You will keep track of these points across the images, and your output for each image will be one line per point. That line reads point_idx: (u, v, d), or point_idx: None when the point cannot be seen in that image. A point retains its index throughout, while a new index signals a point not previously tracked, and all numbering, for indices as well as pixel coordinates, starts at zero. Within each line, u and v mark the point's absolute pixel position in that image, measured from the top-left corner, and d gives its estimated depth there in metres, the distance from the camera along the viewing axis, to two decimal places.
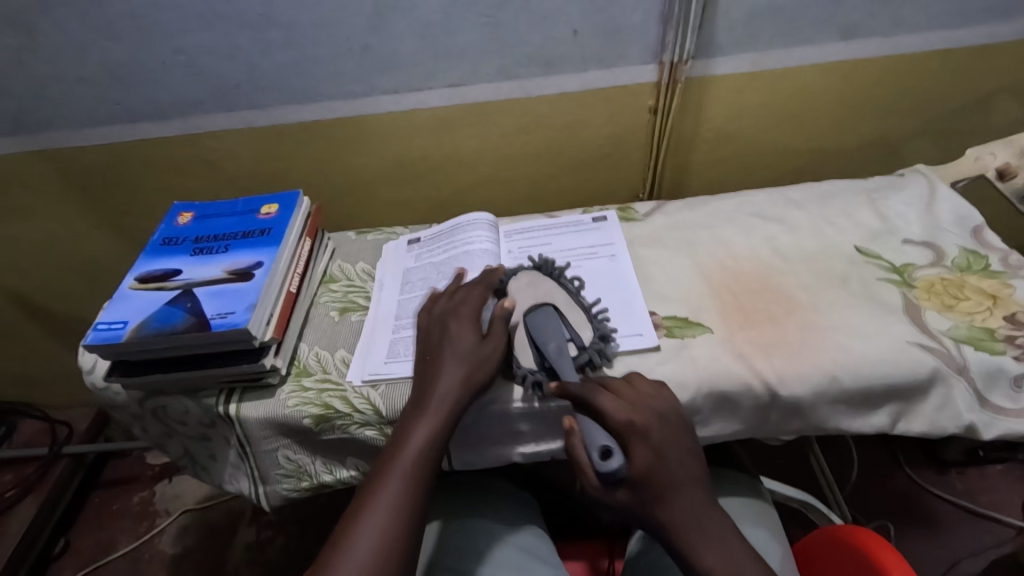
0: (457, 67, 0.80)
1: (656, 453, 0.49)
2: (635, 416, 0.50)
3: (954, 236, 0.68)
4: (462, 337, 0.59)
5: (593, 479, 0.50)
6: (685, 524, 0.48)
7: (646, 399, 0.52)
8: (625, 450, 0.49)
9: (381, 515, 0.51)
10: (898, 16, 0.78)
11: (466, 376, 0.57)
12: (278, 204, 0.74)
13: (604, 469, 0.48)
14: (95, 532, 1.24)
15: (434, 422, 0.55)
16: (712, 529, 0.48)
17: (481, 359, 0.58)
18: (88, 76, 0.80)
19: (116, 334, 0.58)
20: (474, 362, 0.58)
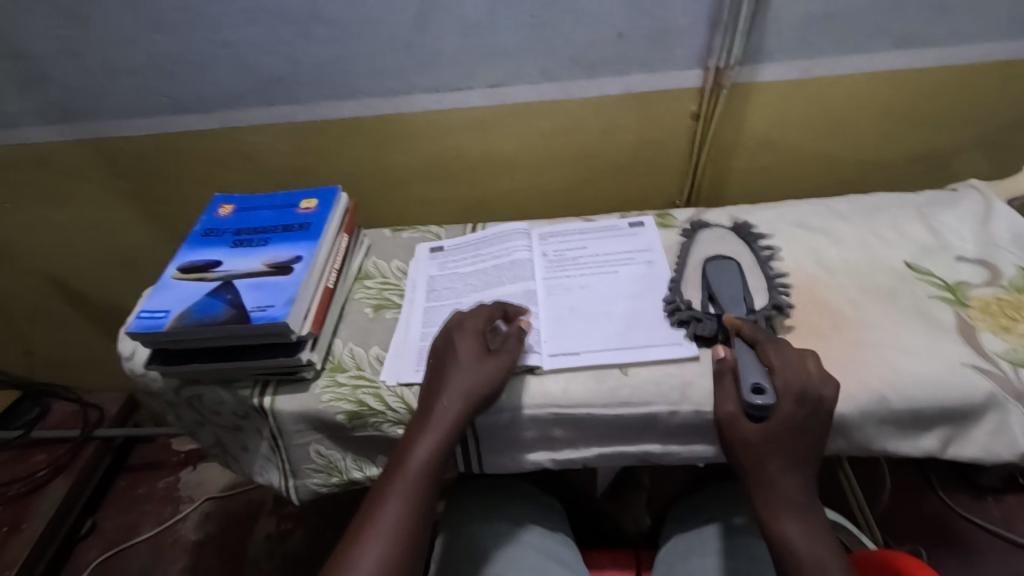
0: (498, 67, 0.79)
1: (799, 406, 0.50)
2: (783, 375, 0.51)
3: (1011, 255, 0.65)
4: (466, 361, 0.57)
5: (732, 406, 0.53)
6: None
7: (796, 368, 0.52)
8: (779, 391, 0.51)
9: (377, 550, 0.49)
10: (957, 24, 0.75)
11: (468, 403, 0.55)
12: (318, 199, 0.74)
13: (752, 403, 0.51)
14: (120, 514, 1.26)
15: (430, 446, 0.53)
16: None
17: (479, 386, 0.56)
18: (136, 67, 0.81)
19: (159, 323, 0.59)
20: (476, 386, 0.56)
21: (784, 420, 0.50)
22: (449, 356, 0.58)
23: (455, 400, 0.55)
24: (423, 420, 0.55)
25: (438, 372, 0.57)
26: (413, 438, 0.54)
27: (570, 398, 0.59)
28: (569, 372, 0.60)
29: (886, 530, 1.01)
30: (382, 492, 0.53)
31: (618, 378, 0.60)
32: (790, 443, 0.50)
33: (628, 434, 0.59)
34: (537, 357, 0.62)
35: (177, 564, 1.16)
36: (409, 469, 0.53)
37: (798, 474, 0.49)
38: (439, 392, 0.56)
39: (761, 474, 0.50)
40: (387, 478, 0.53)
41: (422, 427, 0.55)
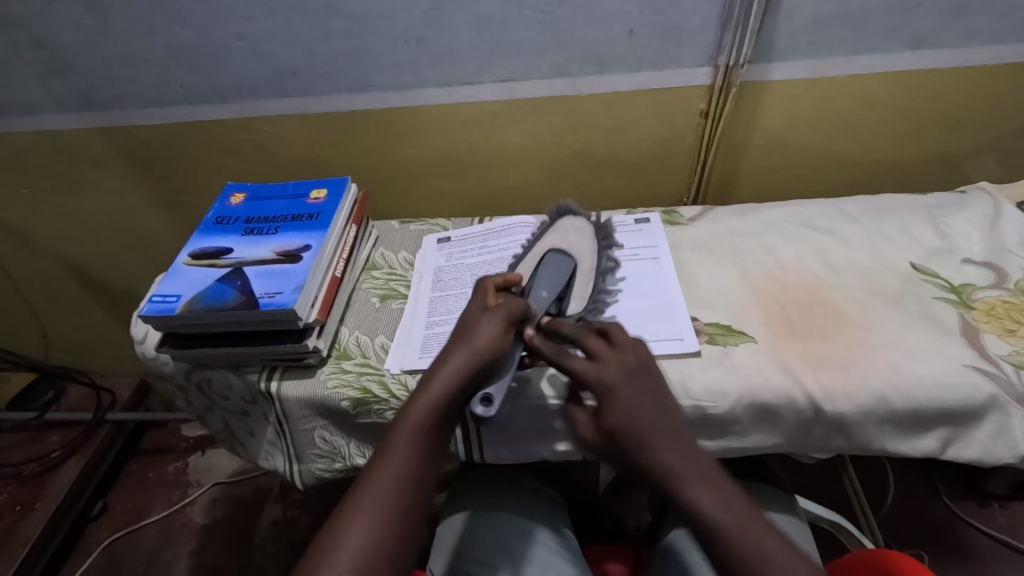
0: (509, 62, 0.80)
1: (632, 395, 0.47)
2: (603, 367, 0.49)
3: (1019, 259, 0.65)
4: (479, 329, 0.52)
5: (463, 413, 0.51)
6: None
7: (624, 354, 0.50)
8: (598, 393, 0.48)
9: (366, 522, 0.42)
10: (972, 26, 0.74)
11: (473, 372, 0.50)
12: (328, 190, 0.75)
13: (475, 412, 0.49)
14: (131, 497, 1.29)
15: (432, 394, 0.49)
16: None
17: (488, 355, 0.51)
18: (153, 57, 0.82)
19: (170, 307, 0.61)
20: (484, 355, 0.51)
21: (614, 410, 0.47)
22: (469, 328, 0.53)
23: (460, 366, 0.50)
24: (425, 385, 0.49)
25: (454, 342, 0.52)
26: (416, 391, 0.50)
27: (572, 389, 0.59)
28: None
29: (889, 533, 1.01)
30: (379, 457, 0.46)
31: None
32: (646, 428, 0.45)
33: None
34: None
35: (185, 547, 1.18)
36: (406, 432, 0.47)
37: (690, 460, 0.44)
38: (446, 358, 0.51)
39: (659, 471, 0.44)
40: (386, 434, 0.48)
41: (424, 390, 0.49)
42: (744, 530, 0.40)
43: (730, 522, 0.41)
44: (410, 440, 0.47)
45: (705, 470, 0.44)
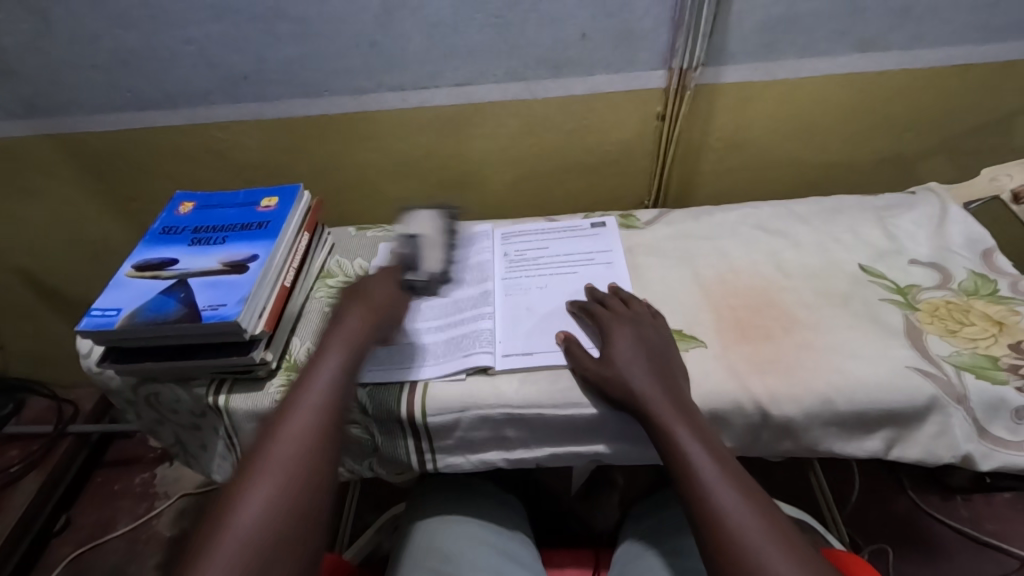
0: (463, 65, 0.79)
1: (636, 349, 0.56)
2: (613, 322, 0.59)
3: (963, 259, 0.66)
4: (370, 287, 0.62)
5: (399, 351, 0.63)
6: (733, 523, 0.44)
7: (631, 318, 0.60)
8: (609, 344, 0.57)
9: (290, 463, 0.44)
10: (918, 28, 0.75)
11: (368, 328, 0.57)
12: (279, 197, 0.74)
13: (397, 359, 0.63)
14: (95, 510, 1.26)
15: (343, 355, 0.53)
16: (780, 536, 0.43)
17: (377, 308, 0.59)
18: (99, 62, 0.80)
19: (110, 321, 0.59)
20: (378, 309, 0.59)
21: (616, 354, 0.56)
22: (361, 290, 0.61)
23: (354, 330, 0.56)
24: (327, 342, 0.54)
25: (347, 305, 0.59)
26: (320, 354, 0.52)
27: (523, 397, 0.59)
28: (522, 373, 0.61)
29: (858, 530, 1.01)
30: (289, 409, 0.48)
31: (569, 378, 0.60)
32: (656, 375, 0.54)
33: (579, 435, 0.60)
34: (492, 357, 0.62)
35: (150, 561, 1.16)
36: (313, 395, 0.49)
37: (693, 424, 0.51)
38: (340, 320, 0.57)
39: (685, 461, 0.48)
40: (288, 405, 0.48)
41: (330, 348, 0.53)
42: (704, 463, 0.48)
43: (708, 459, 0.48)
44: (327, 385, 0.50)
45: (726, 462, 0.48)
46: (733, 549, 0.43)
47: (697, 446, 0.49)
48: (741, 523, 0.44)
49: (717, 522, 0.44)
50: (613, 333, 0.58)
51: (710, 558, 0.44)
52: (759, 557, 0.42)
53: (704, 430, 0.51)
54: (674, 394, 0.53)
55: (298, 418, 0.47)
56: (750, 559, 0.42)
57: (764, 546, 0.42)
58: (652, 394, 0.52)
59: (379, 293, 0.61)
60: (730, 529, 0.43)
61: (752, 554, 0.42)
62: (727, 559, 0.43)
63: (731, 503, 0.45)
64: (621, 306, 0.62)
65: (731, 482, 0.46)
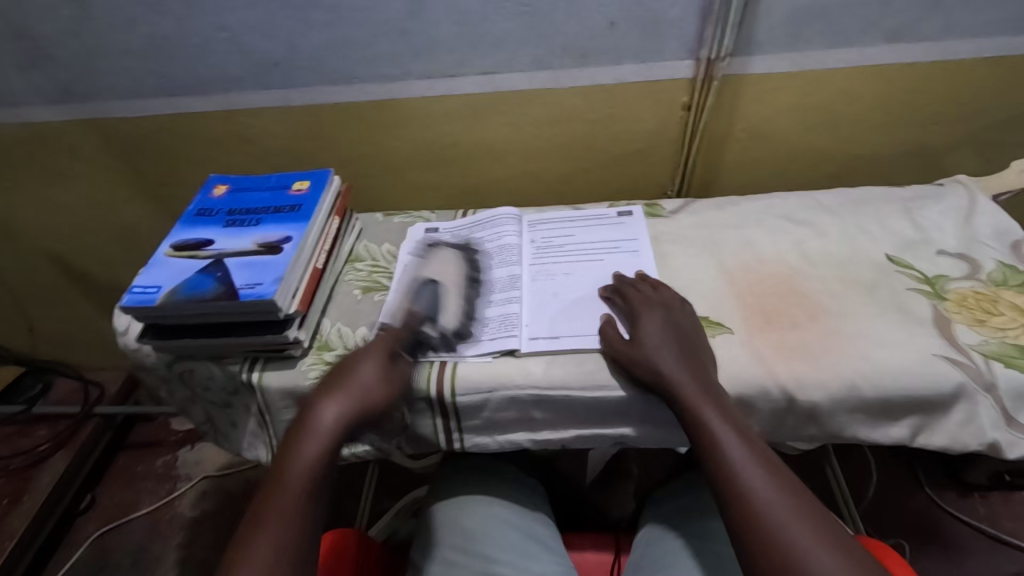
0: (491, 54, 0.80)
1: (665, 331, 0.57)
2: (642, 307, 0.61)
3: (991, 250, 0.66)
4: (359, 374, 0.56)
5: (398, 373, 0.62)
6: (758, 500, 0.45)
7: (660, 302, 0.61)
8: (639, 326, 0.59)
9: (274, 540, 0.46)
10: (949, 19, 0.75)
11: (342, 426, 0.53)
12: (310, 182, 0.75)
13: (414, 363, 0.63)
14: (119, 490, 1.29)
15: (337, 415, 0.53)
16: (806, 513, 0.44)
17: (365, 403, 0.55)
18: (135, 48, 0.82)
19: (150, 298, 0.61)
20: (364, 405, 0.54)
21: (647, 336, 0.57)
22: (349, 372, 0.56)
23: (332, 421, 0.53)
24: (325, 397, 0.54)
25: (322, 394, 0.55)
26: (313, 409, 0.54)
27: (552, 378, 0.60)
28: (549, 356, 0.62)
29: (870, 522, 1.02)
30: (275, 487, 0.49)
31: (596, 361, 0.61)
32: (683, 356, 0.55)
33: (605, 418, 0.60)
34: (518, 340, 0.63)
35: (173, 540, 1.19)
36: (303, 467, 0.50)
37: (720, 405, 0.51)
38: (314, 413, 0.53)
39: (712, 441, 0.49)
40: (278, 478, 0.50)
41: (327, 402, 0.54)
42: (730, 442, 0.48)
43: (735, 437, 0.49)
44: (300, 481, 0.50)
45: (752, 441, 0.49)
46: (760, 522, 0.44)
47: (723, 425, 0.49)
48: (767, 501, 0.45)
49: (744, 499, 0.45)
50: (641, 320, 0.59)
51: (736, 535, 0.45)
52: (785, 534, 0.43)
53: (730, 410, 0.52)
54: (701, 378, 0.53)
55: (269, 518, 0.47)
56: (777, 532, 0.43)
57: (790, 523, 0.43)
58: (678, 378, 0.53)
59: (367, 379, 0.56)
60: (756, 506, 0.44)
61: (776, 530, 0.43)
62: (754, 535, 0.44)
63: (757, 481, 0.46)
64: (650, 291, 0.63)
65: (757, 460, 0.47)
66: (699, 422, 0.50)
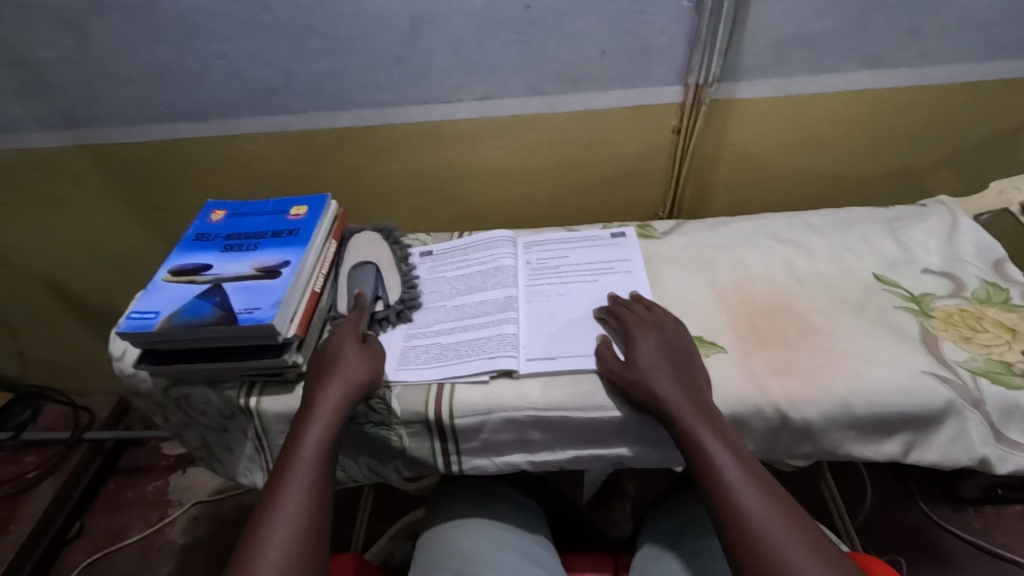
0: (486, 80, 0.82)
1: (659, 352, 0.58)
2: (637, 327, 0.61)
3: (975, 268, 0.67)
4: (348, 363, 0.60)
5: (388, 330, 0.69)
6: (755, 523, 0.45)
7: (654, 322, 0.62)
8: (633, 346, 0.59)
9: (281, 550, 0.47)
10: (927, 46, 0.78)
11: (328, 438, 0.55)
12: (308, 206, 0.76)
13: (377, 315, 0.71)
14: (109, 517, 1.27)
15: (327, 423, 0.55)
16: (802, 534, 0.44)
17: (360, 384, 0.59)
18: (135, 76, 0.83)
19: (148, 323, 0.61)
20: (355, 386, 0.59)
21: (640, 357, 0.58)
22: (333, 361, 0.60)
23: (331, 416, 0.56)
24: (306, 424, 0.55)
25: (307, 414, 0.56)
26: (303, 430, 0.55)
27: (549, 399, 0.60)
28: (546, 376, 0.62)
29: (866, 539, 1.02)
30: (271, 504, 0.50)
31: (592, 382, 0.61)
32: (677, 377, 0.56)
33: (602, 438, 0.61)
34: (515, 361, 0.63)
35: (164, 568, 1.17)
36: (303, 475, 0.52)
37: (715, 426, 0.52)
38: (302, 430, 0.54)
39: (710, 465, 0.49)
40: (273, 493, 0.51)
41: (313, 421, 0.55)
42: (724, 464, 0.49)
43: (730, 459, 0.49)
44: (297, 512, 0.49)
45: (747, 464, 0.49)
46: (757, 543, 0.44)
47: (720, 449, 0.50)
48: (762, 522, 0.45)
49: (740, 521, 0.46)
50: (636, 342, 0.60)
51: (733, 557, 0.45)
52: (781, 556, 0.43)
53: (726, 431, 0.52)
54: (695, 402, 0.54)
55: (272, 539, 0.47)
56: (773, 559, 0.43)
57: (786, 546, 0.43)
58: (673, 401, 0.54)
59: (360, 368, 0.60)
60: (752, 528, 0.45)
61: (774, 552, 0.43)
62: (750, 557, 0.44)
63: (752, 504, 0.46)
64: (644, 312, 0.64)
65: (752, 481, 0.48)
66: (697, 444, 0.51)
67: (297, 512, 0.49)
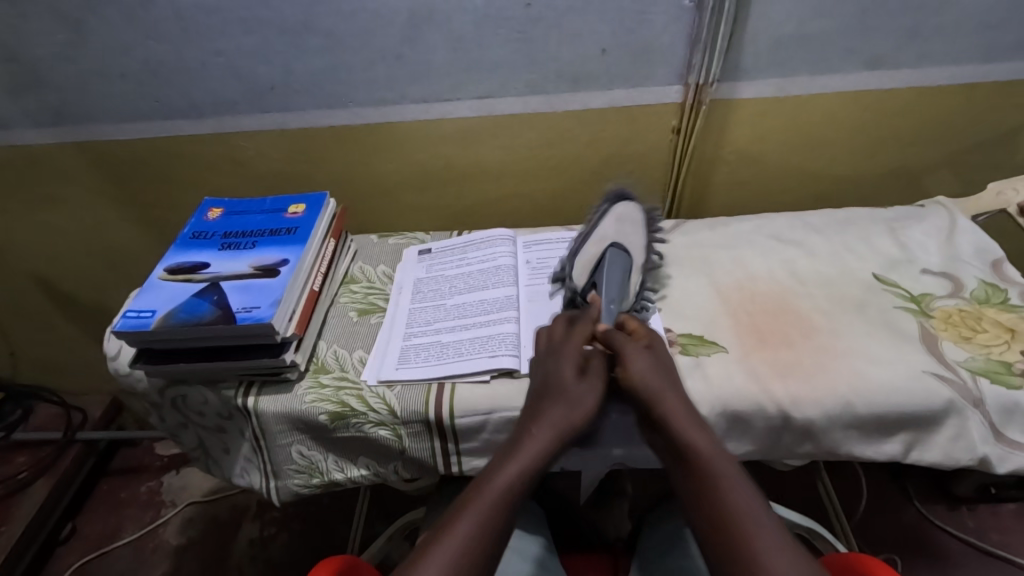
0: (486, 79, 0.82)
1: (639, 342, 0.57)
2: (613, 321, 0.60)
3: (974, 269, 0.68)
4: (573, 393, 0.53)
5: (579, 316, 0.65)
6: (722, 510, 0.44)
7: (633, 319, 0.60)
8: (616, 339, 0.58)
9: None
10: (926, 47, 0.78)
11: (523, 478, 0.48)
12: (306, 204, 0.75)
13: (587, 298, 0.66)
14: (102, 518, 1.25)
15: (524, 461, 0.49)
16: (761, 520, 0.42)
17: (576, 417, 0.52)
18: (130, 73, 0.82)
19: (145, 322, 0.60)
20: (572, 421, 0.52)
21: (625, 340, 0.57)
22: (557, 386, 0.54)
23: (540, 454, 0.50)
24: (503, 460, 0.49)
25: (505, 455, 0.50)
26: (500, 464, 0.49)
27: None
28: None
29: (863, 538, 1.03)
30: (443, 534, 0.44)
31: None
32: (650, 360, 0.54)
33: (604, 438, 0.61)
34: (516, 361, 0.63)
35: (157, 569, 1.15)
36: (483, 510, 0.45)
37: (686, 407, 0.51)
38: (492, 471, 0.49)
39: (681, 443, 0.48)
40: (447, 525, 0.45)
41: (511, 458, 0.49)
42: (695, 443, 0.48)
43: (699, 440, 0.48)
44: (462, 548, 0.43)
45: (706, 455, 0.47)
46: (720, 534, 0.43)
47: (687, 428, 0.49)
48: (721, 508, 0.44)
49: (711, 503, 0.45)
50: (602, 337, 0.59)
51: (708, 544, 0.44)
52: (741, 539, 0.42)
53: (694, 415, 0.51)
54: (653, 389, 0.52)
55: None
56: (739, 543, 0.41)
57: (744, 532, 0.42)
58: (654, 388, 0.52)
59: (582, 405, 0.53)
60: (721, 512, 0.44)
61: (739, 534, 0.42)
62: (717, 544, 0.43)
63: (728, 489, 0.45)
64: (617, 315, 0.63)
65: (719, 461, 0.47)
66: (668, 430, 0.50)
67: (464, 552, 0.43)
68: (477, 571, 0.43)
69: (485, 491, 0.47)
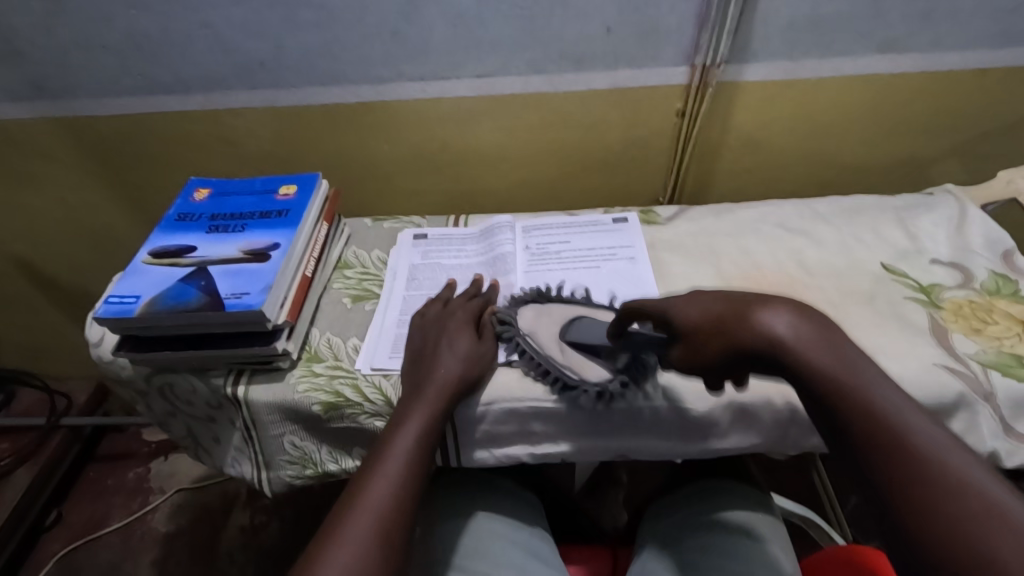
0: (485, 57, 0.78)
1: None
2: None
3: (984, 259, 0.66)
4: (441, 355, 0.57)
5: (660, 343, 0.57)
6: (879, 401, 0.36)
7: None
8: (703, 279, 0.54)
9: (365, 535, 0.45)
10: (939, 32, 0.76)
11: (423, 431, 0.52)
12: (298, 186, 0.72)
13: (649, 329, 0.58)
14: (88, 505, 1.23)
15: (425, 417, 0.53)
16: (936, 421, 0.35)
17: (459, 379, 0.56)
18: (111, 44, 0.78)
19: (129, 308, 0.57)
20: (455, 381, 0.56)
21: None
22: (431, 355, 0.58)
23: (434, 410, 0.54)
24: (402, 420, 0.53)
25: (401, 416, 0.54)
26: (402, 421, 0.53)
27: (552, 390, 0.58)
28: None
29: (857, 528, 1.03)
30: (360, 486, 0.49)
31: (598, 373, 0.59)
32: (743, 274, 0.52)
33: (608, 430, 0.59)
34: (516, 351, 0.61)
35: (145, 557, 1.13)
36: (393, 464, 0.50)
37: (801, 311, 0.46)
38: (393, 432, 0.53)
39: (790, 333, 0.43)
40: (362, 482, 0.49)
41: (408, 419, 0.53)
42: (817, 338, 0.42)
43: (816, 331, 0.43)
44: (382, 498, 0.48)
45: (909, 396, 0.36)
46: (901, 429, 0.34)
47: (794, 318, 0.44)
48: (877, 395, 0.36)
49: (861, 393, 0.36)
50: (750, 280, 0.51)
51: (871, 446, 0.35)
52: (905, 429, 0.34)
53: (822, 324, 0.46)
54: (837, 338, 0.44)
55: (351, 525, 0.46)
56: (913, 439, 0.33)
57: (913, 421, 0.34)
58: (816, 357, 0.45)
59: (447, 369, 0.56)
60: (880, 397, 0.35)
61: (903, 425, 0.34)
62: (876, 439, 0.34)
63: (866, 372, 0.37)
64: None
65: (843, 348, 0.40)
66: (850, 349, 0.41)
67: (386, 498, 0.48)
68: (402, 511, 0.48)
69: (392, 455, 0.51)
